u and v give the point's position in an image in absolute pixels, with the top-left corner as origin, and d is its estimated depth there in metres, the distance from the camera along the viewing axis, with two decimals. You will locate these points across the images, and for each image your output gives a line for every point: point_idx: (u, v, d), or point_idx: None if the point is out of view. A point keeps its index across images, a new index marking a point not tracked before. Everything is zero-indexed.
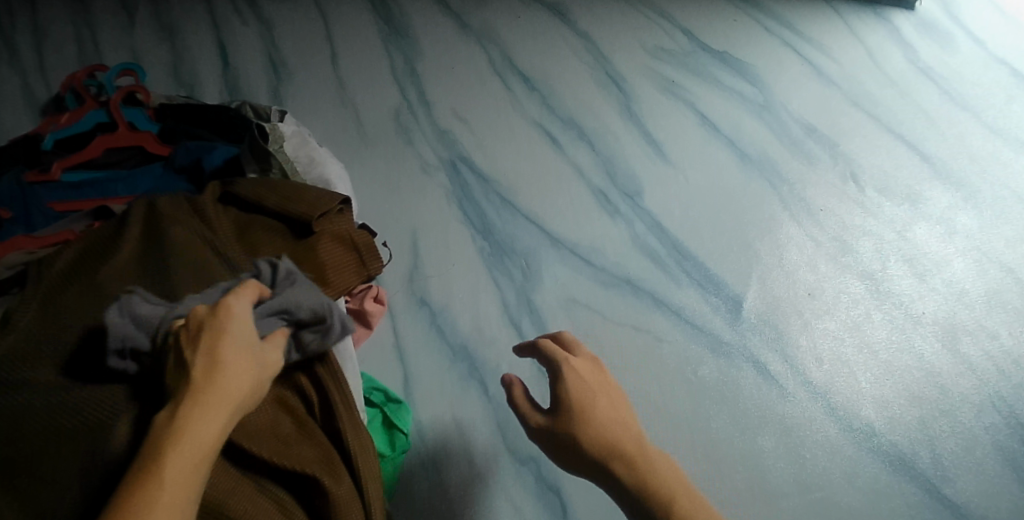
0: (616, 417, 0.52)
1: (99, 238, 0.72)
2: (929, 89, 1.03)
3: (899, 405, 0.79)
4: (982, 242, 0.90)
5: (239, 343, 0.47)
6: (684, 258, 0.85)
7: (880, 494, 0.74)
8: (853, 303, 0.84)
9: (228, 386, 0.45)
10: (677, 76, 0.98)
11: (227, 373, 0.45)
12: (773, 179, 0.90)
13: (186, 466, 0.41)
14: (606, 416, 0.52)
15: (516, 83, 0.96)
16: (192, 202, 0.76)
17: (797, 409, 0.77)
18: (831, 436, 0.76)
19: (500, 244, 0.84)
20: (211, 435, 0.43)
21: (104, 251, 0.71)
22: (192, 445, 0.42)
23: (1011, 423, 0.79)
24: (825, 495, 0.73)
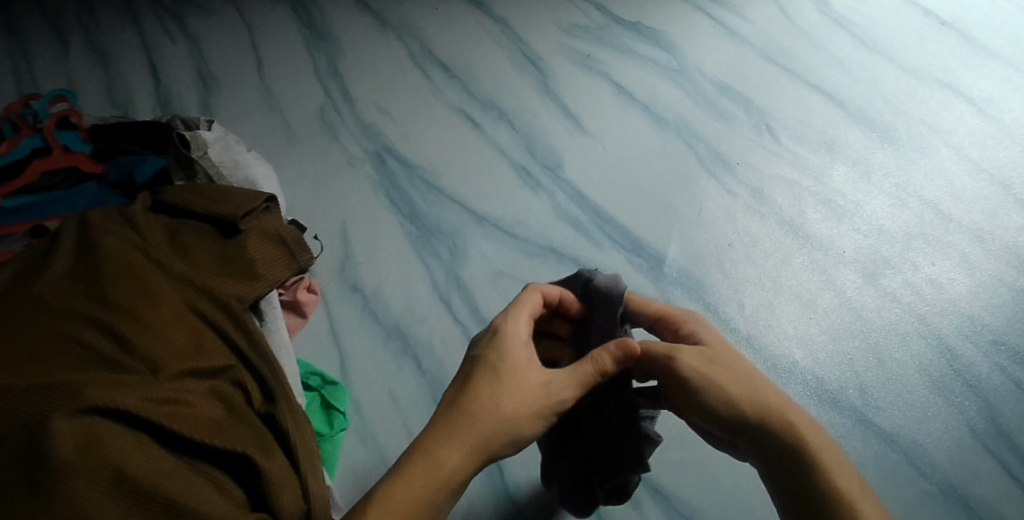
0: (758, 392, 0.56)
1: (31, 254, 0.76)
2: (842, 37, 1.04)
3: (822, 342, 0.81)
4: (901, 178, 0.92)
5: (529, 378, 0.57)
6: (606, 222, 0.87)
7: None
8: (773, 249, 0.87)
9: (502, 402, 0.55)
10: (592, 50, 1.00)
11: (488, 405, 0.55)
12: (689, 139, 0.93)
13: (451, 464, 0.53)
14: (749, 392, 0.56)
15: (436, 73, 0.98)
16: (120, 212, 0.78)
17: None
18: None
19: (427, 227, 0.87)
20: (464, 449, 0.54)
21: (34, 264, 0.75)
22: (460, 450, 0.54)
23: (936, 347, 0.81)
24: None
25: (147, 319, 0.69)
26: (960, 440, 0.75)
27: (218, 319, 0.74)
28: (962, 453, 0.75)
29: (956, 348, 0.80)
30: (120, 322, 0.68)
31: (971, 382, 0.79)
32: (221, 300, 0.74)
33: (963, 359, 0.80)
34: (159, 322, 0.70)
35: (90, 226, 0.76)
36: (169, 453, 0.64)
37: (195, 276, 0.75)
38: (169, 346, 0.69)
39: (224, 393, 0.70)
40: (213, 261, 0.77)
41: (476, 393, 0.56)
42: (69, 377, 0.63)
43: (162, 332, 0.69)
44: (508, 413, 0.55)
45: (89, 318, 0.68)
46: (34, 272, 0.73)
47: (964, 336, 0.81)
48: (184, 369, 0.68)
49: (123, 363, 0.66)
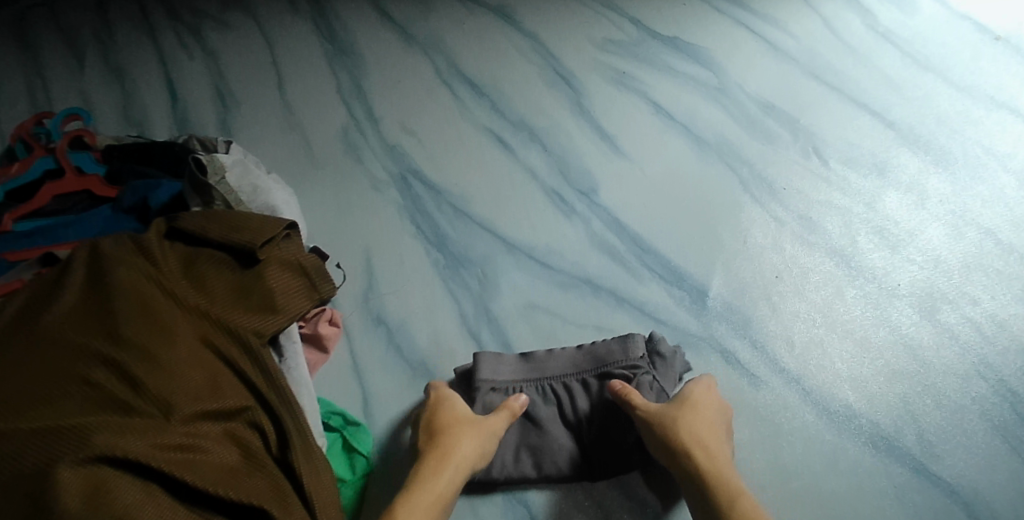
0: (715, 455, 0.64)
1: (37, 281, 0.71)
2: (890, 53, 0.96)
3: (878, 383, 0.75)
4: (957, 204, 0.86)
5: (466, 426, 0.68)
6: (645, 252, 0.82)
7: (864, 476, 0.70)
8: (823, 280, 0.81)
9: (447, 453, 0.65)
10: (627, 67, 0.94)
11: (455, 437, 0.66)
12: (731, 159, 0.87)
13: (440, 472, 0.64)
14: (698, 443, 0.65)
15: (465, 92, 0.93)
16: (133, 239, 0.74)
17: (771, 397, 0.75)
18: (808, 422, 0.73)
19: (455, 255, 0.83)
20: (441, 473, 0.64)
21: (39, 288, 0.70)
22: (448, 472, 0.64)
23: (1000, 390, 0.75)
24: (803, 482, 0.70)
25: (161, 359, 0.65)
26: None
27: (233, 354, 0.70)
28: None
29: (1021, 391, 0.74)
30: (130, 364, 0.64)
31: None
32: (238, 336, 0.70)
33: None
34: (171, 362, 0.65)
35: (100, 251, 0.72)
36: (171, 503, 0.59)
37: (211, 310, 0.71)
38: (184, 386, 0.65)
39: (235, 433, 0.66)
40: (230, 294, 0.72)
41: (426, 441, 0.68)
42: (78, 420, 0.58)
43: (177, 372, 0.65)
44: (474, 448, 0.66)
45: (99, 355, 0.63)
46: (36, 300, 0.69)
47: None
48: (198, 411, 0.64)
49: (134, 406, 0.62)
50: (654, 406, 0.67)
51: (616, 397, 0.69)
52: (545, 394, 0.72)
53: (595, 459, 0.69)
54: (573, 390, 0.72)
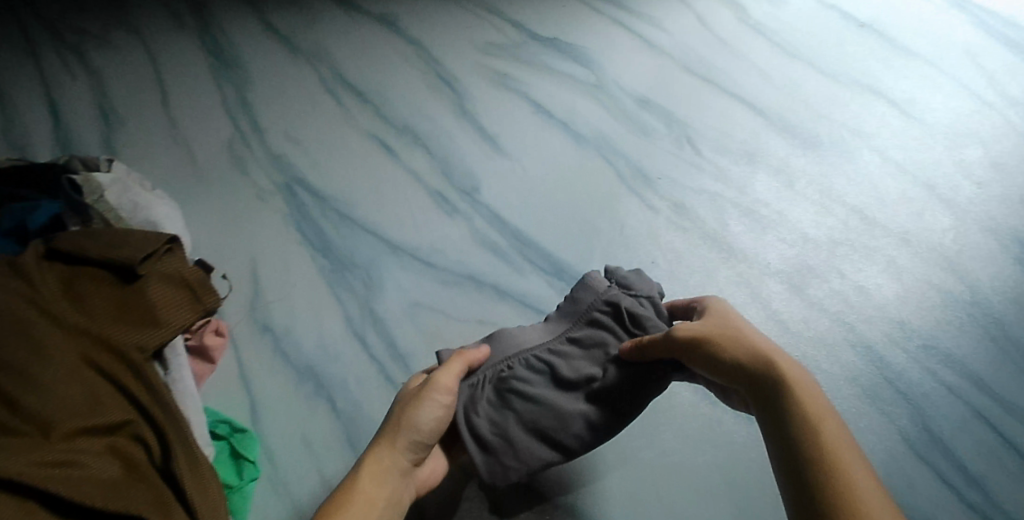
0: (811, 404, 0.49)
1: None
2: (762, 45, 0.99)
3: None
4: (824, 183, 0.90)
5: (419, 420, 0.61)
6: (525, 246, 0.85)
7: (738, 446, 0.73)
8: (698, 263, 0.85)
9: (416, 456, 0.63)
10: (508, 68, 0.96)
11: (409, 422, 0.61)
12: (608, 153, 0.90)
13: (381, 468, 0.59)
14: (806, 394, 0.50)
15: (349, 98, 0.94)
16: (5, 260, 0.69)
17: None
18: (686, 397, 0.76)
19: (340, 260, 0.84)
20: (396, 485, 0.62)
21: None
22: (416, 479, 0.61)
23: (864, 355, 0.79)
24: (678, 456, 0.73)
25: (35, 376, 0.61)
26: (892, 447, 0.74)
27: (118, 364, 0.67)
28: (896, 463, 0.73)
29: (886, 356, 0.79)
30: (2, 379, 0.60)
31: (902, 389, 0.77)
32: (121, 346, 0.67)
33: (893, 368, 0.79)
34: (54, 374, 0.62)
35: None
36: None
37: (90, 325, 0.67)
38: (61, 403, 0.61)
39: (121, 448, 0.64)
40: (110, 310, 0.69)
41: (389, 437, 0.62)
42: None
43: (54, 388, 0.61)
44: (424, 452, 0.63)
45: None
46: None
47: (891, 340, 0.80)
48: (77, 429, 0.61)
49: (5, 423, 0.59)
50: (661, 336, 0.58)
51: (632, 347, 0.61)
52: (535, 367, 0.64)
53: (618, 407, 0.62)
54: (563, 352, 0.64)
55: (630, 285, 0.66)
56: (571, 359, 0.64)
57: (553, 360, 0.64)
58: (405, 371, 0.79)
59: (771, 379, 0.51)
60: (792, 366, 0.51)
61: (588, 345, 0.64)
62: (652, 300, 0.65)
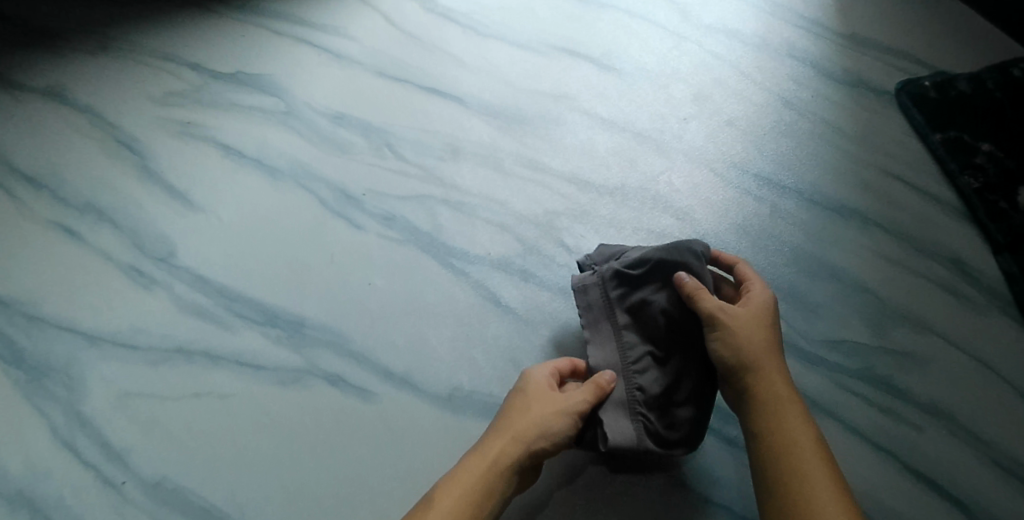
0: (780, 394, 0.69)
1: None
2: (451, 30, 0.97)
3: (489, 359, 0.79)
4: (533, 158, 0.89)
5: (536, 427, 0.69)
6: (234, 300, 0.81)
7: None
8: (415, 273, 0.83)
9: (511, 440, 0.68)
10: (190, 115, 0.90)
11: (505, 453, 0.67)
12: (307, 182, 0.87)
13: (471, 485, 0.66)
14: (779, 393, 0.69)
15: (20, 190, 0.85)
16: None
17: (384, 407, 0.76)
18: (424, 414, 0.77)
19: (34, 366, 0.78)
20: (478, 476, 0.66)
21: None
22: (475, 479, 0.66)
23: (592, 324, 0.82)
24: (426, 476, 0.74)
25: None
26: None
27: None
28: None
29: None
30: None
31: None
32: None
33: None
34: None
35: None
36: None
37: None
38: None
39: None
40: None
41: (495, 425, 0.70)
42: None
43: None
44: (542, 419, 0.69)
45: None
46: None
47: None
48: None
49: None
50: (709, 298, 0.70)
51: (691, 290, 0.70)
52: (636, 332, 0.72)
53: (691, 340, 0.72)
54: (631, 311, 0.72)
55: (627, 261, 0.73)
56: (642, 324, 0.72)
57: (649, 315, 0.71)
58: (124, 468, 0.74)
59: (747, 388, 0.69)
60: (757, 380, 0.69)
61: (639, 314, 0.72)
62: (626, 264, 0.73)
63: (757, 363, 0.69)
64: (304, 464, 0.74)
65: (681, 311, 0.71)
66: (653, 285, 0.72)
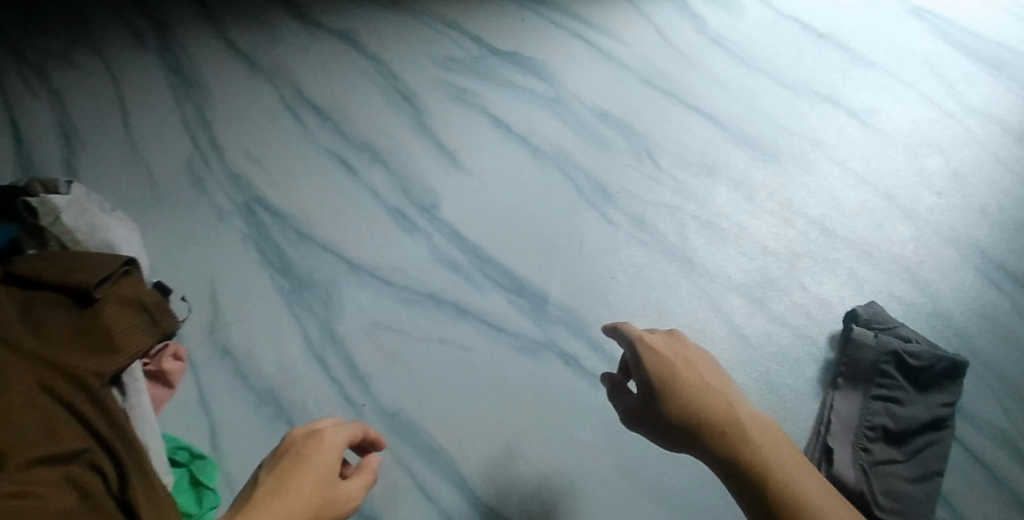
0: (717, 412, 0.65)
1: None
2: (721, 59, 0.98)
3: None
4: (786, 196, 0.91)
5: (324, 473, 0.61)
6: (485, 263, 0.85)
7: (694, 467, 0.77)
8: (658, 279, 0.85)
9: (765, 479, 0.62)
10: (466, 82, 0.96)
11: (298, 485, 0.59)
12: (567, 169, 0.90)
13: (292, 504, 0.57)
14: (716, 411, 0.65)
15: (308, 116, 0.94)
16: None
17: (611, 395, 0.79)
18: None
19: (300, 279, 0.84)
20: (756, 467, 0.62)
21: None
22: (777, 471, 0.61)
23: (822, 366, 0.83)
24: (643, 476, 0.76)
25: None
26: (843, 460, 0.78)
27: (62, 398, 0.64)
28: None
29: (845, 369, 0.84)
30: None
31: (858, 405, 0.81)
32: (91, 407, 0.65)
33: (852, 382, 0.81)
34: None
35: None
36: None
37: None
38: None
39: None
40: None
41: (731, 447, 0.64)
42: None
43: None
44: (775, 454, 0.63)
45: None
46: None
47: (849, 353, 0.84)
48: None
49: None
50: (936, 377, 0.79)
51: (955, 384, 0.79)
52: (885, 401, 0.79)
53: (934, 432, 0.78)
54: (889, 383, 0.79)
55: (910, 349, 0.80)
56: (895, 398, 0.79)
57: (898, 395, 0.79)
58: (366, 392, 0.79)
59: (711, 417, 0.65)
60: (714, 406, 0.66)
61: (890, 387, 0.79)
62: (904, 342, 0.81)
63: (719, 412, 0.65)
64: (527, 431, 0.78)
65: (943, 402, 0.79)
66: (917, 366, 0.79)
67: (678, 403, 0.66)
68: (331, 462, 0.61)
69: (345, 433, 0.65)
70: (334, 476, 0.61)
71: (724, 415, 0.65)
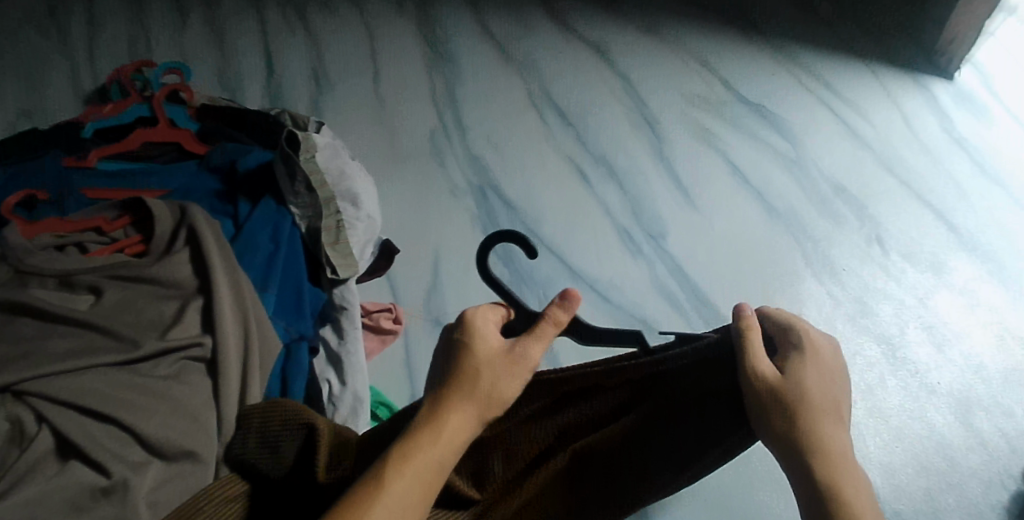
0: (829, 405, 0.39)
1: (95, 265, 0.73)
2: (962, 161, 1.00)
3: (905, 471, 0.75)
4: (1005, 317, 0.86)
5: (494, 373, 0.42)
6: (703, 305, 0.83)
7: None
8: (863, 364, 0.82)
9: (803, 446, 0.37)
10: (711, 124, 0.97)
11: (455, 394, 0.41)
12: (799, 235, 0.90)
13: (427, 461, 0.39)
14: (820, 404, 0.38)
15: (552, 118, 0.96)
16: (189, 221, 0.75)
17: None
18: None
19: (520, 272, 0.84)
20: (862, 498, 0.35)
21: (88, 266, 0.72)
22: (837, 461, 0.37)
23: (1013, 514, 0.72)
24: None
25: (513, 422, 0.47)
26: None
27: (656, 362, 0.43)
28: None
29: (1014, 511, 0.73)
30: (113, 294, 0.70)
31: None
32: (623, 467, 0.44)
33: None
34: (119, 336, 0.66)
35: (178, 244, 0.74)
36: (12, 449, 0.59)
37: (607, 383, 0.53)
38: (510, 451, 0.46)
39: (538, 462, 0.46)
40: None
41: (791, 439, 0.38)
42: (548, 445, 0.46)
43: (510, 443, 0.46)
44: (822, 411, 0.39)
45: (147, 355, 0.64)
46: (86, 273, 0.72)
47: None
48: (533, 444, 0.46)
49: (74, 319, 0.66)
50: None
51: None
52: None
53: None
54: None
55: None
56: None
57: None
58: None
59: (799, 397, 0.38)
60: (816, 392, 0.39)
61: None
62: None
63: (825, 404, 0.39)
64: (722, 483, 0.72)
65: None
66: None
67: (780, 406, 0.39)
68: (500, 357, 0.42)
69: (488, 314, 0.45)
70: (511, 366, 0.42)
71: (827, 410, 0.39)
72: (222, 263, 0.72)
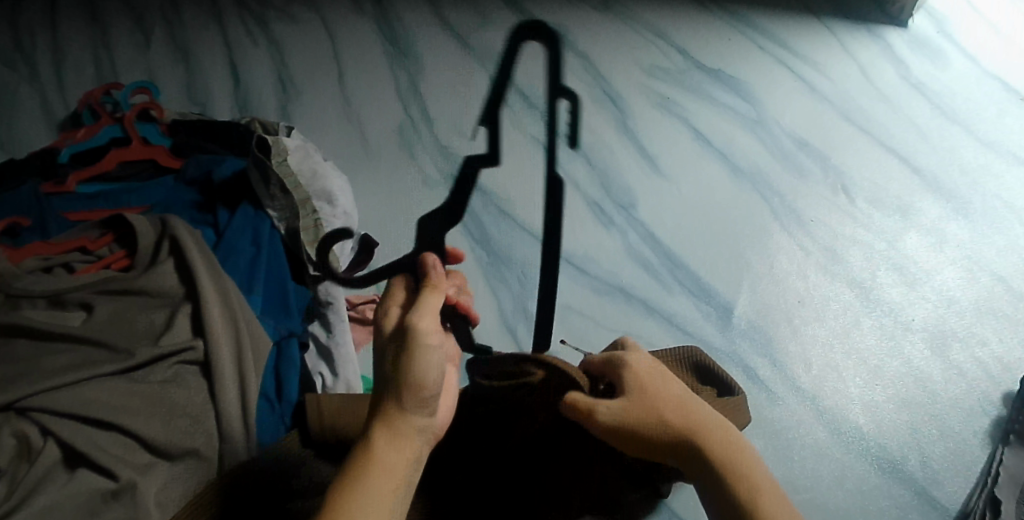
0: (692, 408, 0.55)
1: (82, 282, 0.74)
2: (921, 105, 1.02)
3: (885, 405, 0.77)
4: (972, 250, 0.89)
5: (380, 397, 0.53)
6: (676, 267, 0.86)
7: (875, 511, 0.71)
8: (840, 310, 0.84)
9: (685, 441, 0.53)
10: (671, 93, 1.00)
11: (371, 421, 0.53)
12: (765, 192, 0.92)
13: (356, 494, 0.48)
14: (691, 408, 0.55)
15: (515, 101, 0.98)
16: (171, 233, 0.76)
17: (786, 413, 0.77)
18: (819, 438, 0.75)
19: (498, 254, 0.86)
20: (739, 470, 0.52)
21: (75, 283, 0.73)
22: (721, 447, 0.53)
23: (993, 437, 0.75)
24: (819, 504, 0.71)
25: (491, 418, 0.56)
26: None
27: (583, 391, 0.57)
28: None
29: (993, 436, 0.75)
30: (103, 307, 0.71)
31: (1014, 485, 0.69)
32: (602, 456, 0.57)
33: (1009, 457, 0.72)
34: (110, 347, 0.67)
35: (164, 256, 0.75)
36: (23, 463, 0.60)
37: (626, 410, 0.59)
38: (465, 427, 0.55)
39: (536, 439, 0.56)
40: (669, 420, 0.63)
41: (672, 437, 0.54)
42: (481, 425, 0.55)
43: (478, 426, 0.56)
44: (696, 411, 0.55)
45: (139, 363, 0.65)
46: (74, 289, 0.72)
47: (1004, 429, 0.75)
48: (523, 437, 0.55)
49: (69, 335, 0.67)
50: None
51: None
52: None
53: None
54: None
55: None
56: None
57: None
58: None
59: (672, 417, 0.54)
60: (693, 405, 0.55)
61: None
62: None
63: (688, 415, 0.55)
64: None
65: None
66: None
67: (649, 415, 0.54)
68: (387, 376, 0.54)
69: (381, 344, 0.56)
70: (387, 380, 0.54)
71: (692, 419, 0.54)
72: (204, 271, 0.73)
